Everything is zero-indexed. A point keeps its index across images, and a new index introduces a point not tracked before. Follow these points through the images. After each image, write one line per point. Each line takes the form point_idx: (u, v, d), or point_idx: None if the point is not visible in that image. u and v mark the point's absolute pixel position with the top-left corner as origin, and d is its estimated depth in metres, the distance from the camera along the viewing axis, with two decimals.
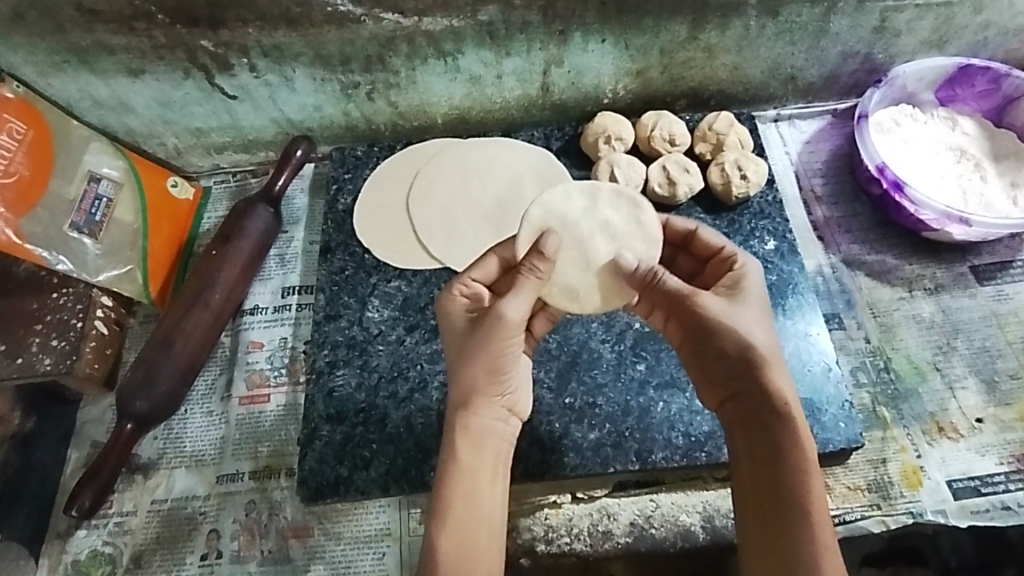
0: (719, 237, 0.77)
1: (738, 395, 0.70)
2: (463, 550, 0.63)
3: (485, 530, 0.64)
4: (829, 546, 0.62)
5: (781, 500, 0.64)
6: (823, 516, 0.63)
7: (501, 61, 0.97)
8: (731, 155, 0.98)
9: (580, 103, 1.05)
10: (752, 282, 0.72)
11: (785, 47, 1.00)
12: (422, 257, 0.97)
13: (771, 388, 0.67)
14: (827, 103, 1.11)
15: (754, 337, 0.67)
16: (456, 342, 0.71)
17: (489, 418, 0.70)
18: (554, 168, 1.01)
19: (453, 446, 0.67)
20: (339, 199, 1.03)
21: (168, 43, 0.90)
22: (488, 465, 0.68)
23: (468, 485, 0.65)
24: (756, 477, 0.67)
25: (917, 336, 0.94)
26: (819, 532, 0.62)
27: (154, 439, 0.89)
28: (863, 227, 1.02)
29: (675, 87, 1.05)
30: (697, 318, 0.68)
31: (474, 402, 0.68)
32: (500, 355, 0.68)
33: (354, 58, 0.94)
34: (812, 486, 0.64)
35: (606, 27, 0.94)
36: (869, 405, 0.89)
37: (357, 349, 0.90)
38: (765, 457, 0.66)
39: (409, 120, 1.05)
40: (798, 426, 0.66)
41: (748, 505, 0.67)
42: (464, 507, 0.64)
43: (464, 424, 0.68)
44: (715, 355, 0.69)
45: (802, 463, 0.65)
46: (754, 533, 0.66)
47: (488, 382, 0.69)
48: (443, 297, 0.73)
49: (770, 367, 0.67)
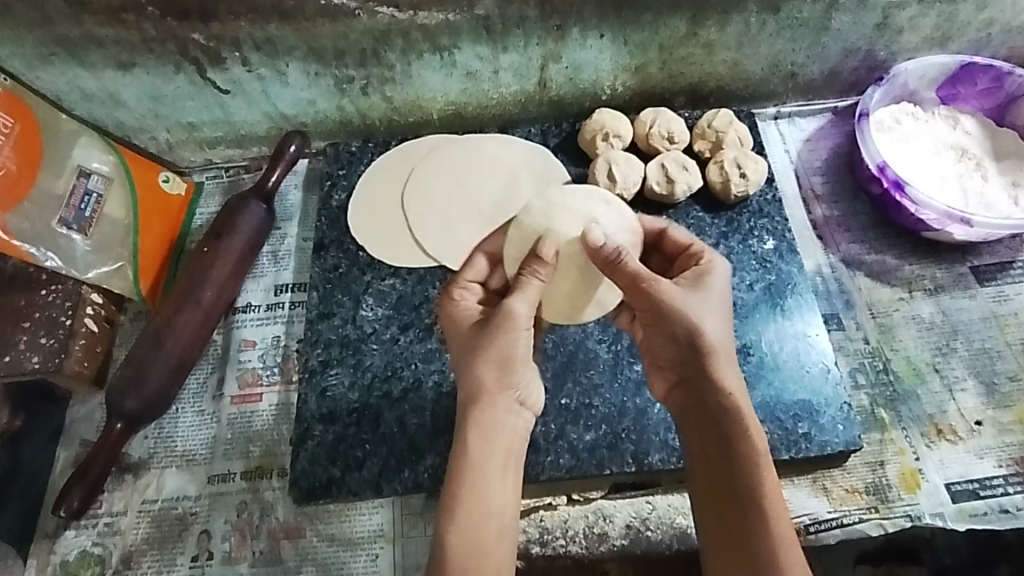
0: (686, 235, 0.78)
1: (687, 385, 0.70)
2: (473, 544, 0.61)
3: (495, 525, 0.63)
4: (787, 537, 0.62)
5: (736, 491, 0.64)
6: (779, 506, 0.63)
7: (498, 56, 0.96)
8: (730, 153, 0.97)
9: (578, 99, 1.04)
10: (710, 273, 0.72)
11: (786, 44, 0.99)
12: (417, 255, 0.96)
13: (719, 379, 0.68)
14: (827, 101, 1.10)
15: (705, 327, 0.68)
16: (459, 339, 0.71)
17: (501, 411, 0.68)
18: (551, 166, 1.01)
19: (462, 438, 0.66)
20: (334, 194, 1.01)
21: (158, 36, 0.88)
22: (499, 457, 0.66)
23: (478, 479, 0.64)
24: (711, 469, 0.66)
25: (916, 337, 0.93)
26: (777, 523, 0.62)
27: (144, 439, 0.88)
28: (862, 227, 1.01)
29: (674, 84, 1.03)
30: (651, 303, 0.68)
31: (482, 395, 0.67)
32: (512, 351, 0.68)
33: (348, 52, 0.93)
34: (765, 475, 0.64)
35: (605, 22, 0.93)
36: (868, 407, 0.89)
37: (351, 348, 0.89)
38: (717, 449, 0.66)
39: (405, 115, 1.03)
40: (749, 417, 0.66)
41: (701, 497, 0.67)
42: (473, 500, 0.63)
43: (475, 419, 0.66)
44: (665, 340, 0.69)
45: (754, 452, 0.65)
46: (710, 525, 0.65)
47: (497, 379, 0.67)
48: (445, 304, 0.74)
49: (718, 357, 0.68)
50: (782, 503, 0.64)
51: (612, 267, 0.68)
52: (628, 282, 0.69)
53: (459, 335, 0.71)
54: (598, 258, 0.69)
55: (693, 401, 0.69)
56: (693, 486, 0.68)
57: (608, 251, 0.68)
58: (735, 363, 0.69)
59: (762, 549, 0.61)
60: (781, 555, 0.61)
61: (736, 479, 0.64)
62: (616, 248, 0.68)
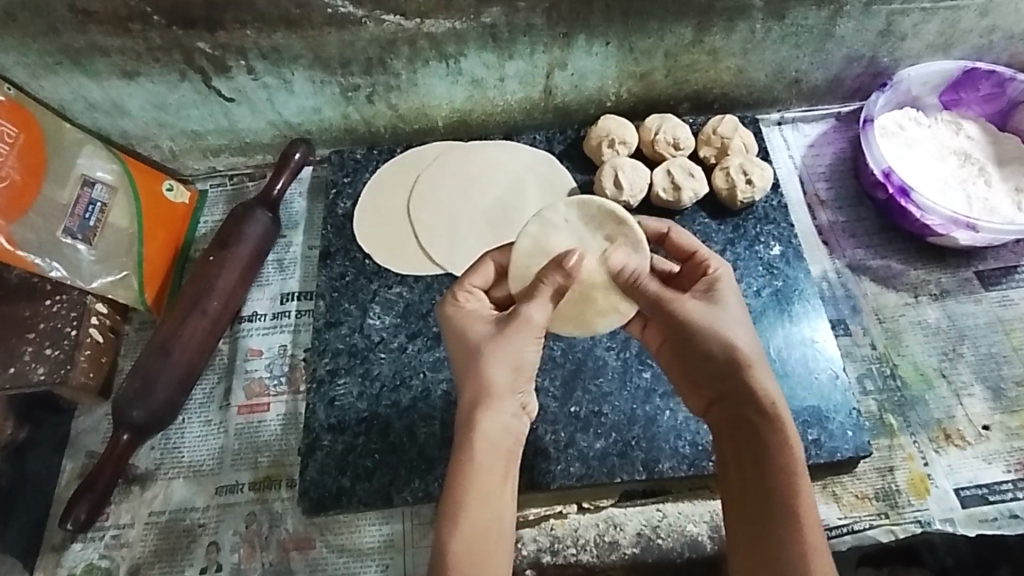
0: (690, 239, 0.77)
1: (723, 398, 0.71)
2: (476, 551, 0.60)
3: (497, 532, 0.62)
4: (819, 545, 0.61)
5: (770, 500, 0.64)
6: (811, 515, 0.63)
7: (504, 64, 0.96)
8: (735, 160, 0.98)
9: (583, 106, 1.04)
10: (732, 286, 0.73)
11: (790, 51, 0.99)
12: (423, 263, 0.96)
13: (758, 389, 0.68)
14: (830, 107, 1.10)
15: (737, 338, 0.69)
16: (467, 339, 0.68)
17: (504, 418, 0.66)
18: (556, 172, 1.01)
19: (466, 444, 0.64)
20: (339, 203, 1.01)
21: (164, 45, 0.88)
22: (500, 465, 0.65)
23: (482, 486, 0.62)
24: (748, 479, 0.66)
25: (923, 342, 0.93)
26: (810, 529, 0.62)
27: (151, 449, 0.87)
28: (868, 232, 1.02)
29: (679, 91, 1.03)
30: (676, 319, 0.71)
31: (488, 400, 0.65)
32: (526, 354, 0.67)
33: (354, 61, 0.93)
34: (799, 482, 0.64)
35: (611, 30, 0.93)
36: (876, 412, 0.89)
37: (358, 357, 0.89)
38: (751, 458, 0.67)
39: (409, 122, 1.03)
40: (784, 427, 0.67)
41: (738, 507, 0.66)
42: (477, 506, 0.62)
43: (478, 424, 0.64)
44: (701, 357, 0.71)
45: (789, 462, 0.65)
46: (743, 535, 0.65)
47: (506, 382, 0.66)
48: (447, 301, 0.72)
49: (756, 367, 0.68)
50: (814, 513, 0.63)
51: (632, 287, 0.74)
52: (651, 301, 0.73)
53: (472, 331, 0.68)
54: (619, 282, 0.75)
55: (733, 413, 0.70)
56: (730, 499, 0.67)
57: (627, 275, 0.74)
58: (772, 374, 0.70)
59: (796, 556, 0.61)
60: (812, 563, 0.60)
61: (769, 488, 0.64)
62: (632, 270, 0.75)
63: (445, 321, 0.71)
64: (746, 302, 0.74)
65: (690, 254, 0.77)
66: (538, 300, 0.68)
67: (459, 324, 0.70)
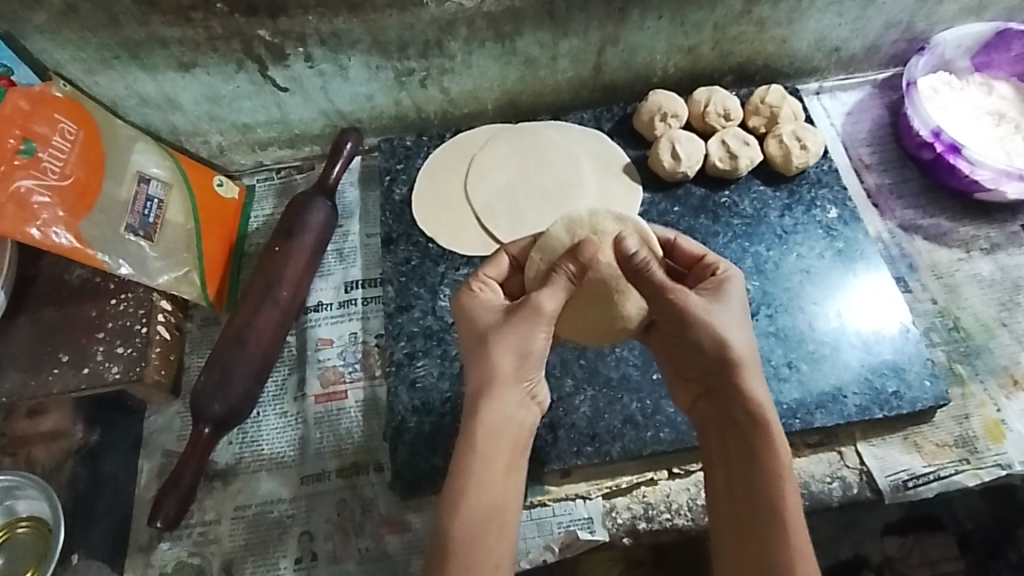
0: (699, 246, 0.79)
1: (715, 396, 0.73)
2: (473, 541, 0.62)
3: (499, 521, 0.64)
4: (803, 549, 0.64)
5: (756, 502, 0.67)
6: (798, 522, 0.66)
7: (559, 42, 0.96)
8: (787, 127, 1.00)
9: (630, 83, 1.06)
10: (735, 286, 0.74)
11: (832, 19, 1.01)
12: (489, 243, 0.96)
13: (746, 391, 0.70)
14: (866, 74, 1.13)
15: (730, 337, 0.70)
16: (472, 332, 0.70)
17: (511, 405, 0.68)
18: (608, 149, 1.04)
19: (470, 433, 0.66)
20: (396, 188, 1.02)
21: (224, 34, 0.87)
22: (505, 453, 0.67)
23: (482, 474, 0.65)
24: (734, 477, 0.70)
25: (981, 294, 0.96)
26: (795, 539, 0.64)
27: (229, 444, 0.86)
28: (914, 193, 1.04)
29: (724, 63, 1.05)
30: (673, 315, 0.71)
31: (494, 386, 0.67)
32: (533, 339, 0.68)
33: (412, 44, 0.93)
34: (785, 488, 0.67)
35: (665, 3, 0.94)
36: (946, 363, 0.90)
37: (435, 338, 0.88)
38: (741, 459, 0.70)
39: (460, 107, 1.05)
40: (771, 431, 0.69)
41: (723, 504, 0.70)
42: (477, 495, 0.64)
43: (482, 413, 0.66)
44: (693, 352, 0.72)
45: (775, 466, 0.67)
46: (729, 532, 0.69)
47: (514, 367, 0.68)
48: (460, 293, 0.74)
49: (744, 369, 0.70)
50: (800, 516, 0.66)
51: (637, 276, 0.71)
52: (653, 291, 0.71)
53: (479, 325, 0.71)
54: (627, 267, 0.72)
55: (721, 412, 0.72)
56: (718, 494, 0.71)
57: (636, 263, 0.71)
58: (761, 375, 0.72)
59: (780, 562, 0.63)
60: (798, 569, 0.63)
61: (759, 487, 0.67)
62: (643, 258, 0.71)
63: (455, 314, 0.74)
64: (745, 306, 0.74)
65: (700, 260, 0.79)
66: (551, 290, 0.69)
67: (471, 316, 0.72)
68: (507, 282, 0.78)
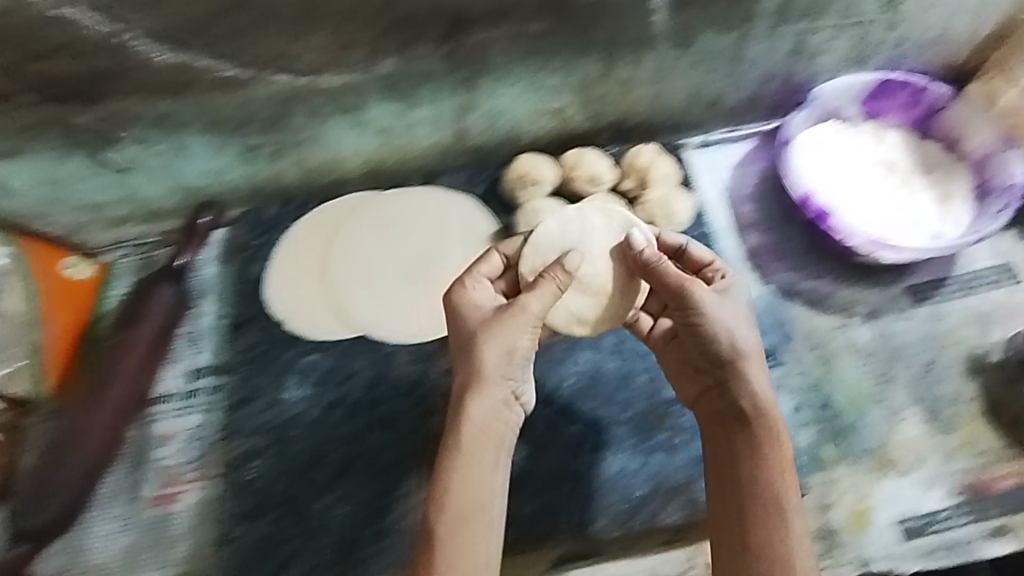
0: (707, 253, 0.80)
1: (717, 391, 0.75)
2: (459, 531, 0.66)
3: (483, 514, 0.68)
4: (796, 536, 0.66)
5: (745, 491, 0.69)
6: (796, 511, 0.68)
7: (409, 112, 0.91)
8: (655, 194, 0.96)
9: (499, 146, 1.00)
10: (739, 288, 0.77)
11: (703, 76, 0.95)
12: (340, 326, 0.92)
13: (744, 383, 0.73)
14: (754, 124, 1.07)
15: (735, 333, 0.74)
16: (457, 330, 0.75)
17: (494, 404, 0.72)
18: (476, 220, 0.99)
19: (455, 426, 0.71)
20: (252, 266, 0.97)
21: (41, 123, 0.82)
22: (489, 452, 0.71)
23: (470, 466, 0.69)
24: (728, 470, 0.71)
25: (856, 366, 0.92)
26: (796, 525, 0.66)
27: (56, 553, 0.81)
28: (796, 253, 0.99)
29: (596, 122, 1.00)
30: (682, 309, 0.74)
31: (480, 383, 0.72)
32: (519, 339, 0.72)
33: (251, 121, 0.86)
34: (785, 479, 0.69)
35: (517, 69, 0.87)
36: (812, 446, 0.86)
37: (274, 436, 0.84)
38: (743, 449, 0.71)
39: (321, 175, 0.98)
40: (770, 421, 0.72)
41: (716, 496, 0.71)
42: (460, 485, 0.68)
43: (468, 406, 0.71)
44: (702, 347, 0.75)
45: (772, 457, 0.70)
46: (721, 524, 0.69)
47: (498, 366, 0.72)
48: (452, 290, 0.77)
49: (746, 362, 0.73)
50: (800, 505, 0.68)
51: (650, 272, 0.76)
52: (666, 288, 0.75)
53: (472, 319, 0.74)
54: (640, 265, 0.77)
55: (725, 406, 0.74)
56: (719, 491, 0.71)
57: (648, 259, 0.76)
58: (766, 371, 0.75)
59: (770, 549, 0.65)
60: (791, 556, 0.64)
61: (751, 483, 0.69)
62: (650, 256, 0.76)
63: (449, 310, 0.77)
64: (745, 307, 0.76)
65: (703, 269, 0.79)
66: (539, 293, 0.73)
67: (463, 312, 0.75)
68: (500, 280, 0.81)
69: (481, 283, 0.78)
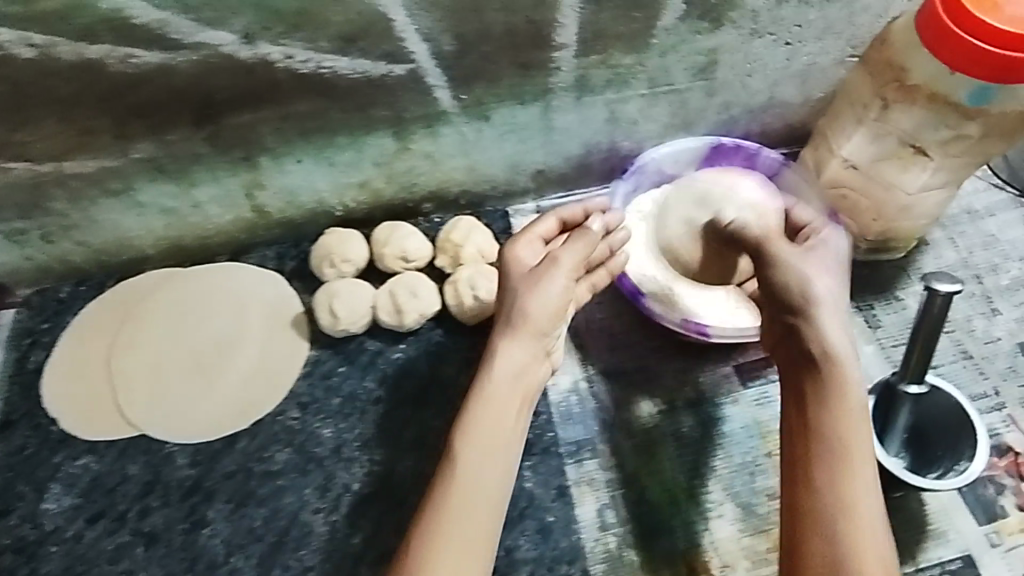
0: (807, 215, 0.80)
1: (790, 338, 0.72)
2: (482, 474, 0.69)
3: (501, 460, 0.71)
4: (859, 491, 0.64)
5: (821, 440, 0.67)
6: (861, 463, 0.66)
7: (190, 191, 0.84)
8: (466, 272, 0.89)
9: (310, 220, 0.93)
10: (832, 241, 0.75)
11: (515, 147, 0.89)
12: (119, 424, 0.85)
13: (816, 332, 0.70)
14: (590, 189, 0.99)
15: (813, 280, 0.71)
16: (511, 280, 0.78)
17: (520, 355, 0.75)
18: (282, 301, 0.92)
19: (487, 374, 0.74)
20: (33, 353, 0.89)
21: None
22: (517, 397, 0.74)
23: (495, 408, 0.72)
24: (800, 420, 0.69)
25: (676, 457, 0.86)
26: (853, 480, 0.64)
27: None
28: (625, 331, 0.94)
29: (411, 194, 0.93)
30: (761, 264, 0.74)
31: (515, 330, 0.75)
32: (553, 292, 0.75)
33: (4, 206, 0.81)
34: (846, 430, 0.67)
35: (296, 149, 0.81)
36: (615, 550, 0.81)
37: (24, 554, 0.78)
38: (814, 400, 0.68)
39: (112, 255, 0.90)
40: (840, 371, 0.68)
41: (791, 444, 0.68)
42: (490, 424, 0.72)
43: (496, 353, 0.74)
44: (771, 300, 0.73)
45: (840, 409, 0.67)
46: (790, 477, 0.67)
47: (541, 314, 0.75)
48: (507, 244, 0.81)
49: (816, 310, 0.70)
50: (871, 455, 0.66)
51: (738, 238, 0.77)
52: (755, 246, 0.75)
53: (522, 275, 0.77)
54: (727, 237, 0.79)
55: (788, 356, 0.72)
56: (787, 429, 0.69)
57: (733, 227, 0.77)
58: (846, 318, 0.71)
59: (836, 502, 0.64)
60: (840, 520, 0.63)
61: (825, 427, 0.67)
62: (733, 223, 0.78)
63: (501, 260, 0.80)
64: (844, 261, 0.75)
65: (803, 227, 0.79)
66: (572, 245, 0.77)
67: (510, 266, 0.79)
68: (552, 239, 0.84)
69: (528, 248, 0.81)
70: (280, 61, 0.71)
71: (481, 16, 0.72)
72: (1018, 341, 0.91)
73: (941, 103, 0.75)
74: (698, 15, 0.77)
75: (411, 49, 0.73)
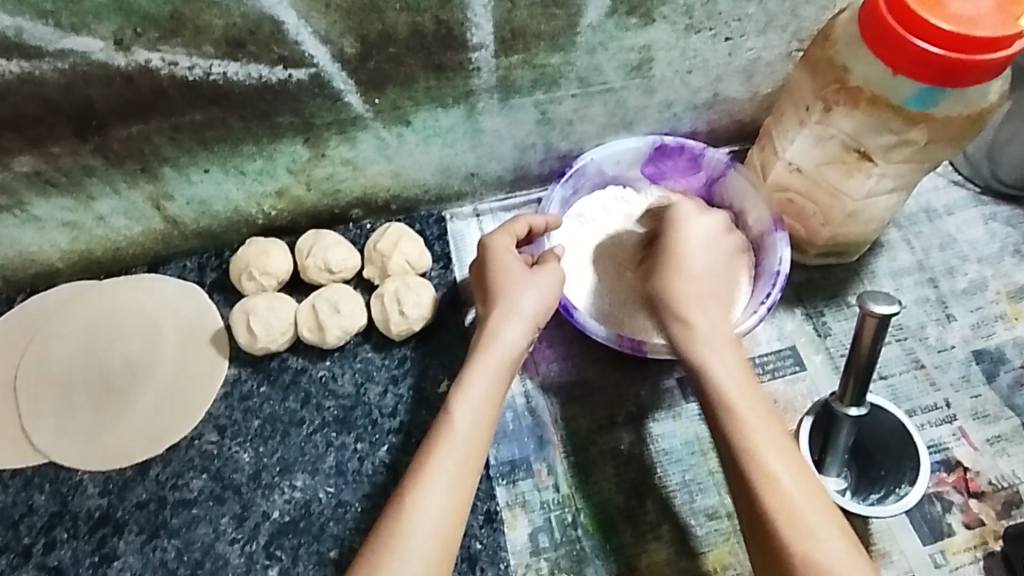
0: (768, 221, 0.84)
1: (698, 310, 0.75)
2: (462, 446, 0.68)
3: (480, 437, 0.69)
4: (764, 449, 0.66)
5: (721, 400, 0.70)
6: (761, 424, 0.67)
7: (90, 205, 0.79)
8: (391, 284, 0.84)
9: (229, 229, 0.87)
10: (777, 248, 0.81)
11: (443, 150, 0.84)
12: (24, 451, 0.81)
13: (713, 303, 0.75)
14: (530, 191, 0.93)
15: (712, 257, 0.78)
16: (503, 259, 0.78)
17: (513, 331, 0.73)
18: (197, 315, 0.86)
19: (476, 347, 0.73)
20: None
21: None
22: (503, 371, 0.72)
23: (473, 381, 0.71)
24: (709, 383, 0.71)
25: (614, 476, 0.82)
26: (758, 436, 0.66)
27: None
28: (566, 340, 0.90)
29: (336, 201, 0.87)
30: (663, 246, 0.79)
31: (505, 306, 0.74)
32: (546, 280, 0.76)
33: None
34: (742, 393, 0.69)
35: (201, 157, 0.77)
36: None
37: None
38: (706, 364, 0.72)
39: (18, 269, 0.85)
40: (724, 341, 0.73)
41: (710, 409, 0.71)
42: (466, 399, 0.70)
43: (488, 328, 0.73)
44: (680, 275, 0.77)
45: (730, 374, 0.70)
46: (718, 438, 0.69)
47: (528, 292, 0.75)
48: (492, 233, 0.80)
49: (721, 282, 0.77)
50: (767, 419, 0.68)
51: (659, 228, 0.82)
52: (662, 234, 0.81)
53: (510, 263, 0.77)
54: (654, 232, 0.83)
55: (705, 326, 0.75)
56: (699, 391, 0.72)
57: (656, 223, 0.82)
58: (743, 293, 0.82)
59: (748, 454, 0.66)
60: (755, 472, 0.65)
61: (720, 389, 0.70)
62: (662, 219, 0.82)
63: (479, 253, 0.80)
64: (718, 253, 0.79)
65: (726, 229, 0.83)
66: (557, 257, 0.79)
67: (492, 253, 0.78)
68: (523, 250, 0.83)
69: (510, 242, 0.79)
70: (161, 69, 0.68)
71: (383, 17, 0.69)
72: (973, 349, 0.86)
73: (884, 108, 0.72)
74: (626, 11, 0.74)
75: (310, 54, 0.70)
